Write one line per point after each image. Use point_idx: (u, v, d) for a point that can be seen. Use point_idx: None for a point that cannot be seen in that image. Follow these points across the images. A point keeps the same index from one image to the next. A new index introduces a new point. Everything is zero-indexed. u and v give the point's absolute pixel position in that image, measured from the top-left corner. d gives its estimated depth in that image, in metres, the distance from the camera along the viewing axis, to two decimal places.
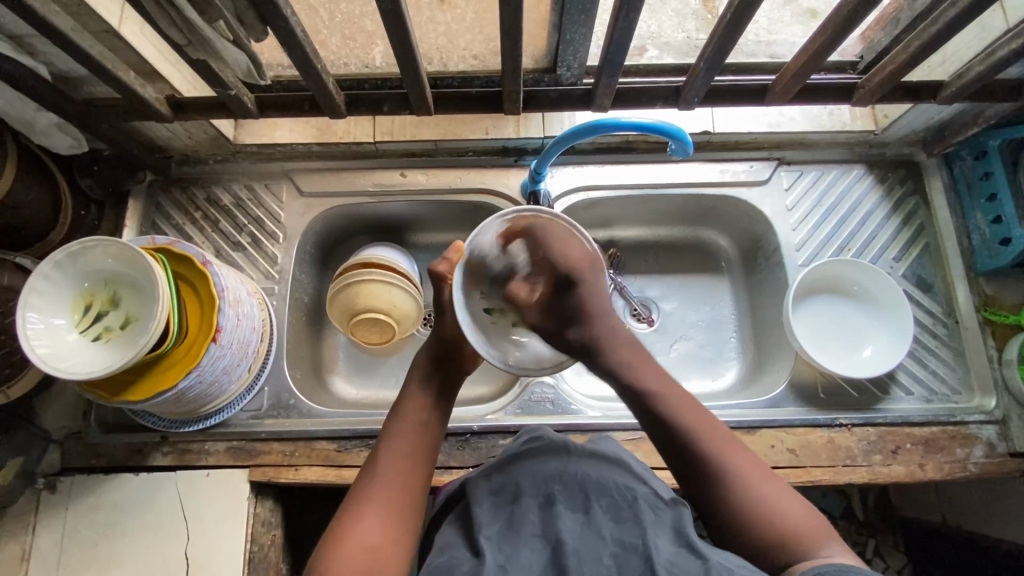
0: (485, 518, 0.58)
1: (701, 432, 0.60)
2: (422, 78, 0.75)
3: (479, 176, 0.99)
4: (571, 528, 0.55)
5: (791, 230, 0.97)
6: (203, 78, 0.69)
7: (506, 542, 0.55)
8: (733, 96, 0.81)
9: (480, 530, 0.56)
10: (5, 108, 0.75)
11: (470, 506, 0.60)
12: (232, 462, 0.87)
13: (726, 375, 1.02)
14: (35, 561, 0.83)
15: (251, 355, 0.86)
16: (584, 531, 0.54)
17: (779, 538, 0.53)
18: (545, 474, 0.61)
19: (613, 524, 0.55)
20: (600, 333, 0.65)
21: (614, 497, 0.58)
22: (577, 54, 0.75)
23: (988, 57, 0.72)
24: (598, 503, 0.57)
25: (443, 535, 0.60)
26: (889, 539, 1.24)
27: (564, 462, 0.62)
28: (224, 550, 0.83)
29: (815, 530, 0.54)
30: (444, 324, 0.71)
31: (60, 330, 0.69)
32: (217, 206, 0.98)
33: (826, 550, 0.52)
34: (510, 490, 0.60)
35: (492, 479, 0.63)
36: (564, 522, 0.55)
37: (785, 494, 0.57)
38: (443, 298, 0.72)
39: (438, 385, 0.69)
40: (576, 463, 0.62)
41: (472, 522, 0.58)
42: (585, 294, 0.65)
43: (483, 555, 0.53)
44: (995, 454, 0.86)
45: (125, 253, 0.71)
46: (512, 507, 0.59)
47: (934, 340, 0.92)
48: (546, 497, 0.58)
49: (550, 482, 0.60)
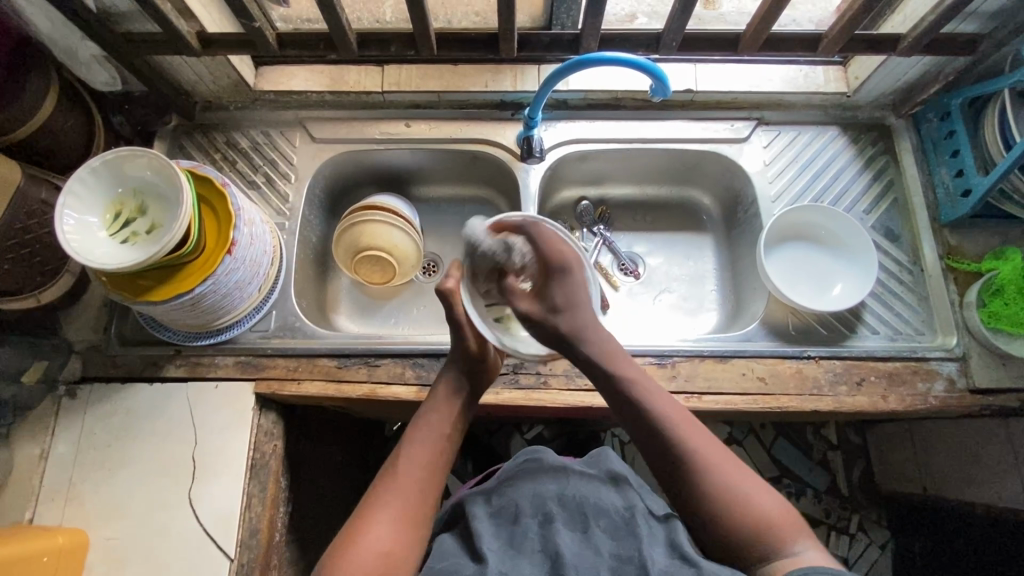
0: (486, 534, 0.68)
1: (690, 448, 0.68)
2: (427, 17, 0.83)
3: (478, 127, 1.06)
4: (569, 542, 0.65)
5: (767, 183, 1.04)
6: (231, 7, 0.78)
7: (507, 553, 0.65)
8: (708, 45, 0.90)
9: (483, 541, 0.67)
10: (54, 37, 0.86)
11: (473, 524, 0.70)
12: (240, 375, 0.93)
13: (706, 323, 1.08)
14: (51, 460, 0.89)
15: (262, 275, 0.93)
16: (581, 546, 0.65)
17: (761, 531, 0.64)
18: (543, 497, 0.71)
19: (611, 542, 0.66)
20: (580, 326, 0.73)
21: (611, 519, 0.69)
22: (570, 12, 0.88)
23: (938, 8, 0.81)
24: (596, 522, 0.68)
25: (444, 542, 0.71)
26: (872, 515, 1.35)
27: (562, 487, 0.73)
28: (229, 455, 0.89)
29: (792, 528, 0.65)
30: (468, 341, 0.80)
31: (92, 228, 0.77)
32: (235, 148, 1.06)
33: (798, 546, 0.63)
34: (512, 510, 0.71)
35: (493, 502, 0.74)
36: (562, 538, 0.66)
37: (764, 492, 0.67)
38: (457, 317, 0.79)
39: (466, 397, 0.79)
40: (576, 487, 0.73)
41: (473, 535, 0.69)
42: (568, 284, 0.73)
43: (486, 562, 0.63)
44: (955, 389, 0.91)
45: (158, 167, 0.79)
46: (512, 526, 0.69)
47: (899, 285, 0.98)
48: (545, 516, 0.69)
49: (550, 503, 0.70)
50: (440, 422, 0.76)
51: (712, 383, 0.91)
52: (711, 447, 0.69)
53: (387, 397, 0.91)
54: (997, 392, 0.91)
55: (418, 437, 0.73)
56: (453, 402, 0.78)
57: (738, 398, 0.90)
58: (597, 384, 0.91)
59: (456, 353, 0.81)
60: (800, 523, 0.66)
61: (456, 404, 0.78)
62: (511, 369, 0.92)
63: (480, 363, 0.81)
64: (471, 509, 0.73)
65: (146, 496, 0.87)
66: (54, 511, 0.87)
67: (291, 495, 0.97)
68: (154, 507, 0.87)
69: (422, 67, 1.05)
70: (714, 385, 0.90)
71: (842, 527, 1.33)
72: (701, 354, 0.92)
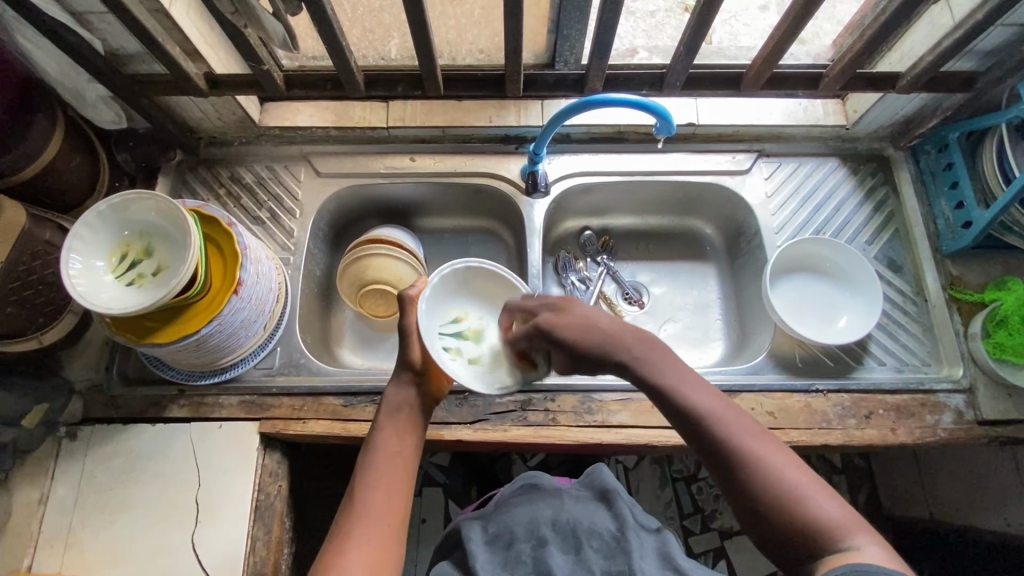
0: (480, 558, 0.68)
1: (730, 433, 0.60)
2: (436, 60, 0.84)
3: (482, 161, 1.07)
4: (562, 565, 0.65)
5: (770, 215, 1.05)
6: (242, 51, 0.79)
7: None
8: (711, 84, 0.92)
9: (477, 565, 0.66)
10: (61, 79, 0.85)
11: (468, 547, 0.70)
12: (244, 415, 0.92)
13: (713, 354, 1.08)
14: (51, 505, 0.87)
15: (267, 313, 0.92)
16: (575, 568, 0.65)
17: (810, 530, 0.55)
18: (537, 521, 0.71)
19: (604, 561, 0.66)
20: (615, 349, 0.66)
21: (604, 538, 0.68)
22: (573, 50, 0.88)
23: (936, 49, 0.83)
24: (589, 544, 0.68)
25: (439, 565, 0.70)
26: None
27: (556, 510, 0.72)
28: (234, 496, 0.87)
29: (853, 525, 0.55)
30: (412, 353, 0.73)
31: (97, 271, 0.76)
32: (239, 184, 1.06)
33: (857, 541, 0.54)
34: (506, 536, 0.70)
35: (489, 528, 0.72)
36: (556, 560, 0.66)
37: (820, 489, 0.57)
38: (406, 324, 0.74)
39: (411, 411, 0.72)
40: (569, 510, 0.72)
41: (468, 558, 0.68)
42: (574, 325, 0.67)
43: None
44: (963, 420, 0.91)
45: (166, 210, 0.78)
46: (507, 551, 0.68)
47: (904, 316, 0.99)
48: (539, 540, 0.68)
49: (544, 528, 0.70)
50: (389, 440, 0.69)
51: None
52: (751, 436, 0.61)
53: None
54: (1006, 424, 0.91)
55: (371, 461, 0.68)
56: (402, 416, 0.71)
57: None
58: (607, 421, 0.91)
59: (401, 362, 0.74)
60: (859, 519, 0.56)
61: (405, 419, 0.71)
62: (518, 406, 0.92)
63: (425, 371, 0.74)
64: (465, 533, 0.72)
65: (149, 540, 0.86)
66: (53, 558, 0.85)
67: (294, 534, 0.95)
68: (155, 552, 0.85)
69: (428, 103, 1.06)
70: None
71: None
72: None
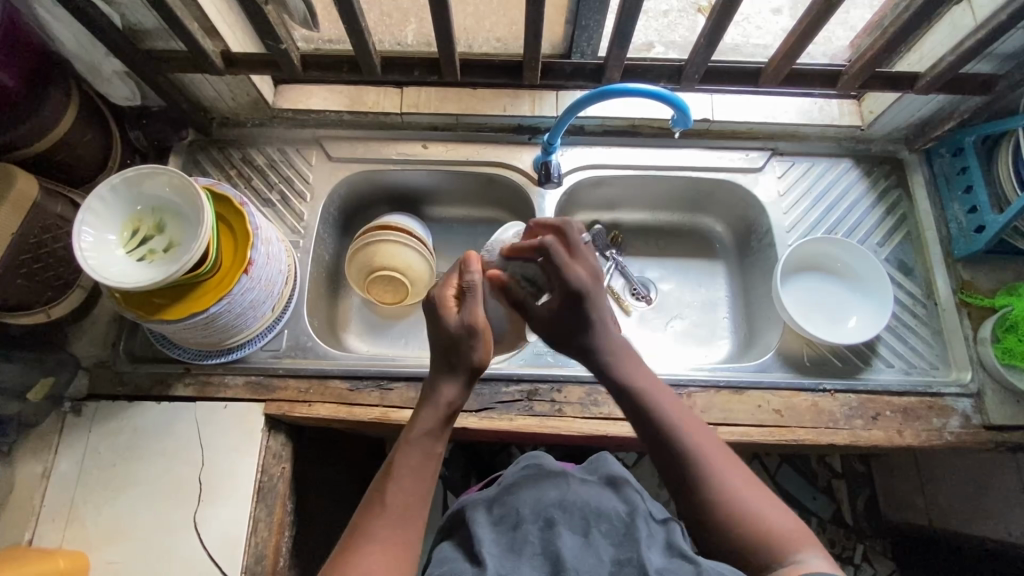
0: (485, 539, 0.67)
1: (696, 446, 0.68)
2: (454, 47, 0.84)
3: (495, 151, 1.07)
4: (570, 548, 0.64)
5: (782, 214, 1.04)
6: (261, 30, 0.79)
7: (506, 558, 0.63)
8: (730, 79, 0.91)
9: (482, 547, 0.65)
10: (78, 52, 0.85)
11: (472, 529, 0.69)
12: (250, 396, 0.92)
13: (719, 351, 1.08)
14: (54, 480, 0.87)
15: (276, 295, 0.92)
16: (583, 551, 0.63)
17: (766, 538, 0.62)
18: (543, 503, 0.70)
19: (612, 548, 0.64)
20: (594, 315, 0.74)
21: (612, 523, 0.67)
22: (590, 40, 0.87)
23: (957, 50, 0.83)
24: (597, 527, 0.66)
25: (441, 549, 0.69)
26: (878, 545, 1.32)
27: (564, 492, 0.71)
28: (237, 477, 0.87)
29: (804, 539, 0.62)
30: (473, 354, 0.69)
31: (109, 245, 0.76)
32: (250, 165, 1.06)
33: (805, 554, 0.60)
34: (511, 517, 0.69)
35: (494, 510, 0.72)
36: (563, 543, 0.64)
37: (770, 505, 0.65)
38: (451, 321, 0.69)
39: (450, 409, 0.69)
40: (575, 491, 0.72)
41: (473, 540, 0.67)
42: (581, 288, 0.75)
43: (485, 567, 0.61)
44: (970, 425, 0.91)
45: (179, 185, 0.78)
46: (513, 532, 0.67)
47: (913, 318, 0.98)
48: (546, 521, 0.67)
49: (551, 509, 0.69)
50: (422, 441, 0.67)
51: (729, 414, 0.90)
52: (714, 450, 0.68)
53: (400, 421, 0.90)
54: (1013, 430, 0.91)
55: (399, 461, 0.66)
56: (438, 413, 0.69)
57: (754, 430, 0.89)
58: (612, 413, 0.91)
59: (448, 351, 0.69)
60: (813, 537, 0.63)
61: (449, 411, 0.69)
62: (524, 396, 0.91)
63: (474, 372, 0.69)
64: (472, 515, 0.71)
65: (150, 518, 0.86)
66: (55, 531, 0.85)
67: (296, 517, 0.95)
68: (157, 530, 0.85)
69: (442, 91, 1.06)
70: (731, 416, 0.90)
71: (847, 557, 1.30)
72: (717, 386, 0.92)
